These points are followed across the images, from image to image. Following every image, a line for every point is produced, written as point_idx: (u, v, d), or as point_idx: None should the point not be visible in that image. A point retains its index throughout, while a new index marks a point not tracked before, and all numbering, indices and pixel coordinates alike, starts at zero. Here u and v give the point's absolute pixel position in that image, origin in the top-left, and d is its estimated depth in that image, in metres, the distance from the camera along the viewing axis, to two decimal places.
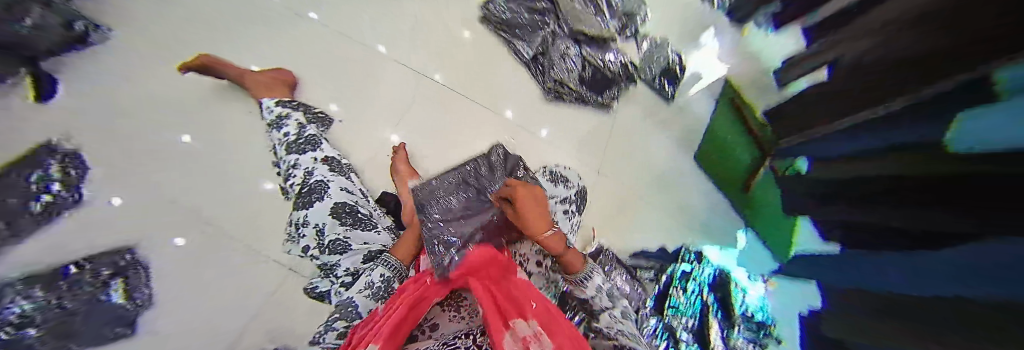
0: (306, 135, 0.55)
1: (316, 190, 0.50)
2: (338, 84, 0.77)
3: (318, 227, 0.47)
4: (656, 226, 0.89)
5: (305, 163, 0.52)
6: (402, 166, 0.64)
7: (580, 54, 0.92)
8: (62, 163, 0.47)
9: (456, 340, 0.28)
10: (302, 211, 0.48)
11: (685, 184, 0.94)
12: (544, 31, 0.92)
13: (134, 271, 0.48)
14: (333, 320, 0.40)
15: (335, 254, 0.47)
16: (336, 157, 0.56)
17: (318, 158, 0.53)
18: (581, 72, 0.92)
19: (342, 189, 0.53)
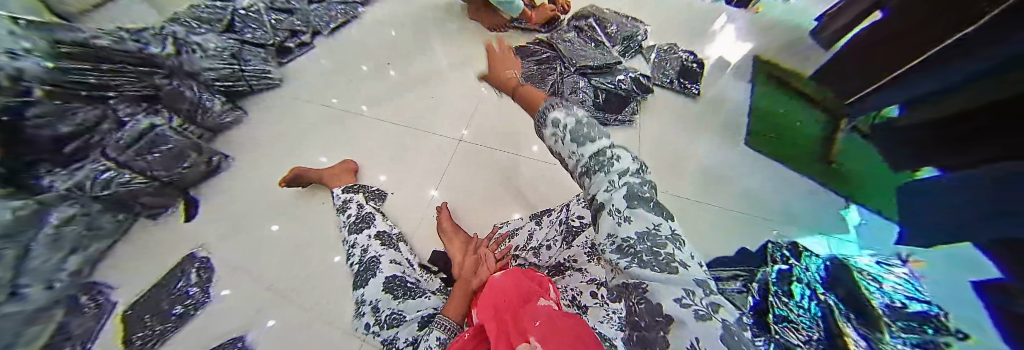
0: (361, 215, 0.65)
1: (370, 266, 0.57)
2: (383, 161, 0.90)
3: (372, 304, 0.51)
4: (726, 230, 0.78)
5: (362, 241, 0.62)
6: None
7: (589, 84, 0.96)
8: (199, 270, 0.74)
9: None
10: (360, 290, 0.54)
11: (742, 174, 0.84)
12: (551, 76, 0.98)
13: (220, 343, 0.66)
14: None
15: (393, 328, 0.47)
16: (387, 231, 0.64)
17: (371, 235, 0.61)
18: (589, 100, 0.94)
19: (391, 262, 0.58)
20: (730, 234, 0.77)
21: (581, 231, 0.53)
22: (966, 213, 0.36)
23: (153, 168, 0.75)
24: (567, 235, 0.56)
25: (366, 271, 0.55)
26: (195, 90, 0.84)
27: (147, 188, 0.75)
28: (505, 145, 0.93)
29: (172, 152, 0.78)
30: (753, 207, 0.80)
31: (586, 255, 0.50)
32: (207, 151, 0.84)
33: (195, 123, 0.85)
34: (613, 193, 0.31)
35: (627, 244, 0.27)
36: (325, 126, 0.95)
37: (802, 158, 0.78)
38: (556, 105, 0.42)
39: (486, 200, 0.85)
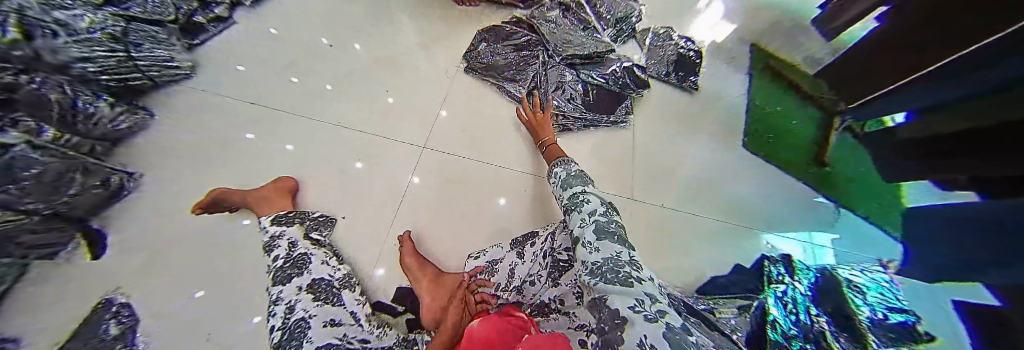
0: (293, 256, 0.53)
1: (297, 335, 0.41)
2: (350, 145, 0.72)
3: None
4: (716, 245, 0.71)
5: (287, 294, 0.47)
6: (411, 257, 0.58)
7: (576, 77, 0.85)
8: (117, 319, 0.47)
9: None
10: None
11: (736, 182, 0.76)
12: (532, 66, 0.85)
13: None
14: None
15: None
16: (326, 277, 0.51)
17: (301, 287, 0.47)
18: (575, 97, 0.83)
19: (329, 322, 0.44)
20: (719, 251, 0.70)
21: (569, 267, 0.44)
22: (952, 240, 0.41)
23: (24, 200, 0.42)
24: (552, 269, 0.47)
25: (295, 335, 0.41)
26: (61, 89, 0.51)
27: (29, 226, 0.43)
28: (484, 146, 0.78)
29: (52, 176, 0.46)
30: (742, 216, 0.74)
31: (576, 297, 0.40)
32: (97, 171, 0.53)
33: (74, 132, 0.52)
34: (586, 228, 0.38)
35: (597, 267, 0.32)
36: (275, 101, 0.73)
37: (800, 162, 0.74)
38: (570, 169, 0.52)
39: (455, 214, 0.70)
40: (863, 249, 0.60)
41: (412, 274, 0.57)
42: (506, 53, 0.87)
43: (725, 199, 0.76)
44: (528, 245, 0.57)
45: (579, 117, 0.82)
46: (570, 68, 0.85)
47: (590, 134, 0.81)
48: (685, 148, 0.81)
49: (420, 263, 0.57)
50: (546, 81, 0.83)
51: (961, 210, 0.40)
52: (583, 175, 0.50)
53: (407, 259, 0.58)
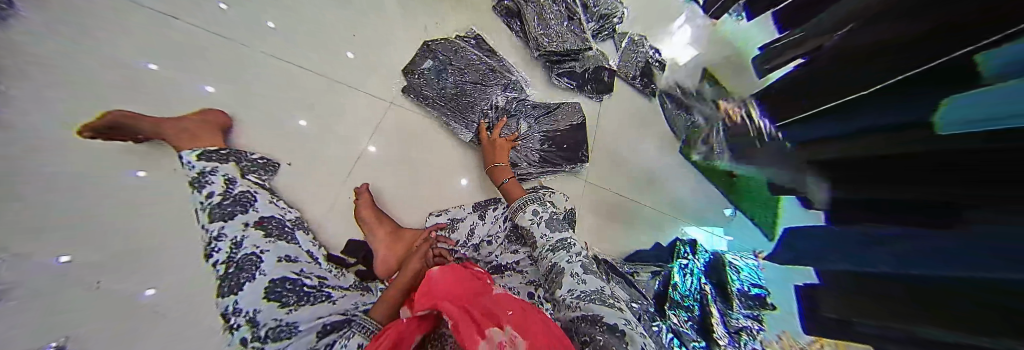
0: (235, 194, 0.42)
1: (247, 268, 0.37)
2: (297, 100, 0.65)
3: (246, 316, 0.33)
4: (648, 228, 0.85)
5: (231, 232, 0.38)
6: (368, 209, 0.58)
7: (535, 110, 0.79)
8: None
9: None
10: (232, 298, 0.34)
11: (676, 181, 0.88)
12: (491, 81, 0.76)
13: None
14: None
15: (277, 344, 0.32)
16: (277, 217, 0.45)
17: (248, 223, 0.40)
18: (538, 131, 0.77)
19: (283, 259, 0.41)
20: (647, 232, 0.84)
21: (524, 232, 0.51)
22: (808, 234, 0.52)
23: None
24: (510, 234, 0.54)
25: (240, 270, 0.36)
26: None
27: None
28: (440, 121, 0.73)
29: None
30: (673, 207, 0.87)
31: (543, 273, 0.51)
32: None
33: None
34: (572, 263, 0.43)
35: (585, 295, 0.37)
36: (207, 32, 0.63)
37: None
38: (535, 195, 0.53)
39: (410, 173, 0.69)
40: None
41: (366, 221, 0.57)
42: (457, 53, 0.76)
43: (663, 194, 0.88)
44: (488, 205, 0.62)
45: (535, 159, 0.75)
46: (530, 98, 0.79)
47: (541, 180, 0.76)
48: (637, 145, 0.91)
49: (376, 218, 0.57)
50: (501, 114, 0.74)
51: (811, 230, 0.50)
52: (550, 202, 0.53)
53: (362, 212, 0.57)
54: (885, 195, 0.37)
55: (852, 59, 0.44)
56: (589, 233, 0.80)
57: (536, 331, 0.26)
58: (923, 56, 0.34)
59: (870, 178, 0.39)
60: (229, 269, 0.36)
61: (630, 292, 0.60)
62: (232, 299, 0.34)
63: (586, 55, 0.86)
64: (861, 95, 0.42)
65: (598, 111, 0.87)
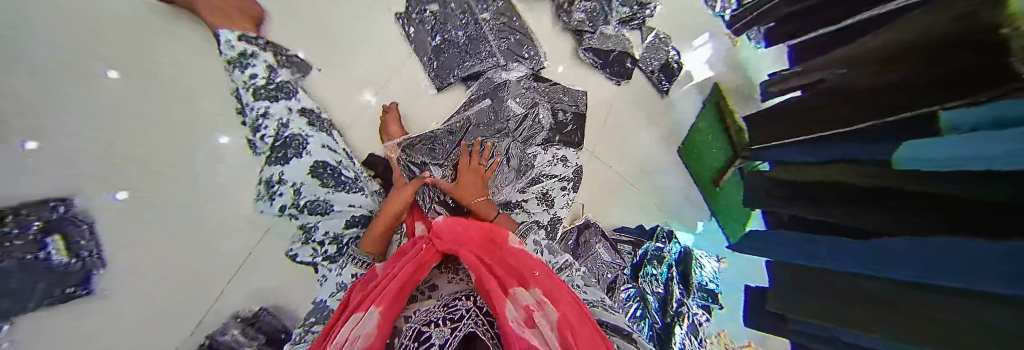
0: (278, 81, 0.51)
1: (292, 145, 0.47)
2: (314, 21, 0.68)
3: (293, 186, 0.46)
4: (636, 207, 0.94)
5: (278, 112, 0.48)
6: (394, 129, 0.63)
7: (530, 79, 0.73)
8: None
9: (456, 301, 0.40)
10: (279, 168, 0.47)
11: (668, 174, 0.93)
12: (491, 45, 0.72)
13: (75, 227, 0.47)
14: (312, 324, 0.42)
15: (315, 215, 0.47)
16: (315, 110, 0.53)
17: (293, 109, 0.50)
18: (514, 99, 0.71)
19: (321, 146, 0.49)
20: (633, 212, 0.94)
21: (542, 180, 0.62)
22: (771, 241, 0.64)
23: None
24: (527, 180, 0.62)
25: (285, 148, 0.47)
26: None
27: None
28: (447, 70, 0.72)
29: None
30: (659, 195, 0.94)
31: (548, 217, 0.62)
32: None
33: None
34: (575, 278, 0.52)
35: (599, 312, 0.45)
36: None
37: (701, 170, 0.88)
38: (558, 159, 0.64)
39: (429, 103, 0.73)
40: (707, 241, 0.83)
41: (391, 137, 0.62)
42: (461, 9, 0.72)
43: (656, 181, 0.94)
44: (506, 146, 0.66)
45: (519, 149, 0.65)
46: (538, 78, 0.74)
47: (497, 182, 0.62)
48: (648, 131, 0.94)
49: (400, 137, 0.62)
50: (500, 89, 0.71)
51: (786, 232, 0.60)
52: (565, 159, 0.65)
53: (390, 128, 0.63)
54: (846, 212, 0.47)
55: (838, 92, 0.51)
56: (589, 195, 0.89)
57: (562, 302, 0.36)
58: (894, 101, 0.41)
59: (846, 198, 0.47)
60: (276, 145, 0.47)
61: (611, 254, 0.74)
62: (278, 170, 0.46)
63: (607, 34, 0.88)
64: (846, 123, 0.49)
65: (620, 90, 0.92)
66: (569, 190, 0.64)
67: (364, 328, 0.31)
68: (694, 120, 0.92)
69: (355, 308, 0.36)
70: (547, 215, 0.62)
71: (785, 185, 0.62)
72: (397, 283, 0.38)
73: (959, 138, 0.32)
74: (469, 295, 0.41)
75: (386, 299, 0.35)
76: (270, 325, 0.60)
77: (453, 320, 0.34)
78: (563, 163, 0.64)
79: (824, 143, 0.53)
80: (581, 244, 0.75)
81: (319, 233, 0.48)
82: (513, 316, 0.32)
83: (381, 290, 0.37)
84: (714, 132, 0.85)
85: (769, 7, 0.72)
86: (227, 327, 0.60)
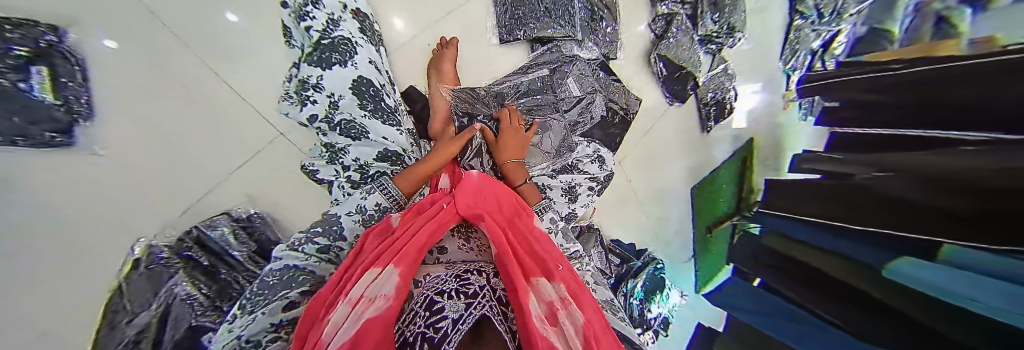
0: None
1: (340, 50, 0.43)
2: None
3: (331, 96, 0.42)
4: (635, 225, 1.08)
5: (331, 6, 0.44)
6: (449, 67, 0.63)
7: (591, 67, 0.71)
8: None
9: (467, 275, 0.35)
10: (318, 71, 0.42)
11: (671, 205, 1.00)
12: (562, 18, 0.70)
13: (60, 64, 0.39)
14: (312, 235, 0.39)
15: (345, 137, 0.43)
16: (366, 18, 0.50)
17: (348, 9, 0.46)
18: (574, 84, 0.67)
19: (366, 60, 0.46)
20: (630, 229, 1.09)
21: (572, 171, 0.60)
22: (738, 300, 0.72)
23: None
24: (556, 167, 0.60)
25: (330, 51, 0.42)
26: None
27: None
28: (518, 25, 0.71)
29: None
30: (660, 221, 1.03)
31: (567, 211, 0.59)
32: None
33: None
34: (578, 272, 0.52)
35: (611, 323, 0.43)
36: None
37: (704, 212, 0.91)
38: (596, 159, 0.62)
39: (488, 54, 0.73)
40: (679, 277, 0.93)
41: (442, 75, 0.63)
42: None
43: (660, 206, 1.03)
44: (551, 124, 0.62)
45: (559, 130, 0.62)
46: (603, 69, 0.73)
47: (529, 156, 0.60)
48: (670, 163, 1.03)
49: (450, 79, 0.63)
50: (566, 64, 0.68)
51: (760, 298, 0.66)
52: (602, 159, 0.62)
53: (446, 65, 0.63)
54: (819, 302, 0.53)
55: (848, 189, 0.54)
56: (603, 202, 1.08)
57: (584, 309, 0.32)
58: (887, 219, 0.46)
59: (822, 290, 0.53)
60: (322, 45, 0.42)
61: (603, 263, 0.80)
62: (319, 73, 0.42)
63: None
64: (846, 221, 0.53)
65: (654, 123, 1.08)
66: (594, 191, 0.62)
67: (381, 288, 0.28)
68: (719, 164, 0.92)
69: (368, 263, 0.32)
70: (566, 209, 0.59)
71: (771, 257, 0.67)
72: (414, 241, 0.34)
73: (937, 266, 0.38)
74: (479, 271, 0.36)
75: (404, 260, 0.31)
76: (262, 232, 0.61)
77: (468, 295, 0.28)
78: (599, 163, 0.62)
79: (820, 225, 0.58)
80: (580, 242, 0.80)
81: (348, 157, 0.44)
82: (536, 310, 0.28)
83: (397, 244, 0.34)
84: (727, 180, 0.86)
85: (825, 82, 0.68)
86: (218, 221, 0.57)
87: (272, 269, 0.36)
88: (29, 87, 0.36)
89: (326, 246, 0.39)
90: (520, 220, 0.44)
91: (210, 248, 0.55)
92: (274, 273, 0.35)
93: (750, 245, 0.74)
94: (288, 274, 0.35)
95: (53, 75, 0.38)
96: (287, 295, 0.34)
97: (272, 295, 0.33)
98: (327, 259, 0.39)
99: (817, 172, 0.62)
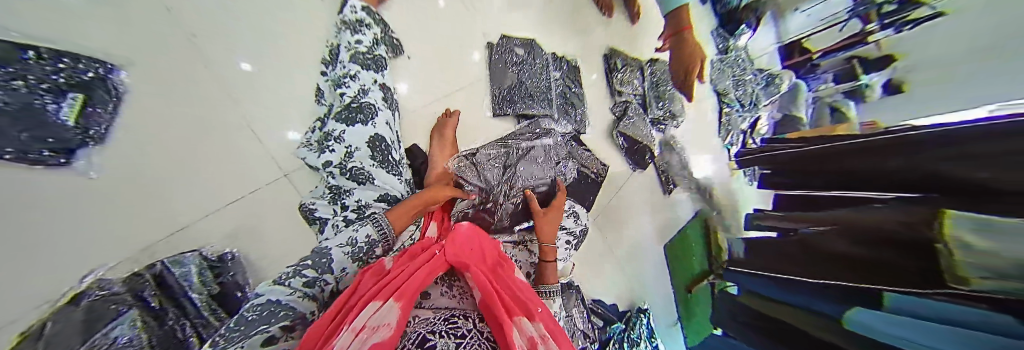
0: (375, 55, 0.63)
1: (365, 112, 0.55)
2: (418, 32, 0.85)
3: (350, 148, 0.51)
4: (615, 286, 1.02)
5: (365, 81, 0.58)
6: (450, 131, 0.74)
7: (566, 138, 0.86)
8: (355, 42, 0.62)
9: (454, 319, 0.38)
10: (342, 127, 0.53)
11: (649, 263, 1.03)
12: (542, 101, 0.89)
13: (100, 94, 0.47)
14: (302, 267, 0.42)
15: (351, 181, 0.51)
16: (389, 88, 0.63)
17: (377, 82, 0.60)
18: (553, 150, 0.79)
19: (385, 122, 0.58)
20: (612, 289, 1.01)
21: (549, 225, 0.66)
22: None
23: None
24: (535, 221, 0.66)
25: (357, 112, 0.54)
26: None
27: None
28: (507, 105, 0.88)
29: None
30: (640, 283, 1.02)
31: (545, 264, 0.65)
32: None
33: None
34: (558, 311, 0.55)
35: None
36: None
37: (681, 274, 0.97)
38: (570, 214, 0.69)
39: (482, 124, 0.87)
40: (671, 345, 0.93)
41: (444, 138, 0.74)
42: (540, 66, 0.95)
43: (638, 266, 1.04)
44: (531, 183, 0.72)
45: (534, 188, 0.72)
46: (575, 140, 0.89)
47: (509, 211, 0.69)
48: (642, 220, 1.08)
49: (451, 141, 0.74)
50: (544, 134, 0.83)
51: None
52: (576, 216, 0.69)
53: (447, 129, 0.74)
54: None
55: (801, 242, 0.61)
56: (580, 258, 1.03)
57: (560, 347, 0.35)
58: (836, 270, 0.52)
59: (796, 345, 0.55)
60: (351, 107, 0.54)
61: (586, 324, 0.78)
62: (342, 128, 0.52)
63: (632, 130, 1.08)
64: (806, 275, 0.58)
65: (624, 183, 1.12)
66: (571, 245, 0.68)
67: (383, 319, 0.31)
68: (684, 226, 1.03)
69: (367, 297, 0.35)
70: (543, 261, 0.65)
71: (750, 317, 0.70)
72: (412, 281, 0.38)
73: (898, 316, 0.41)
74: (466, 316, 0.39)
75: (404, 295, 0.35)
76: (231, 277, 0.54)
77: (457, 336, 0.32)
78: (573, 217, 0.69)
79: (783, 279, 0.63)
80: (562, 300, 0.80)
81: (351, 198, 0.51)
82: (517, 342, 0.31)
83: (393, 282, 0.38)
84: (698, 244, 0.95)
85: (766, 154, 0.82)
86: (185, 257, 0.51)
87: (253, 304, 0.36)
88: (58, 109, 0.43)
89: (312, 279, 0.41)
90: (495, 269, 0.48)
91: (168, 287, 0.46)
92: (254, 308, 0.35)
93: (728, 307, 0.77)
94: (269, 309, 0.35)
95: (84, 101, 0.46)
96: (267, 330, 0.32)
97: (249, 331, 0.31)
98: (310, 294, 0.40)
99: (774, 231, 0.72)
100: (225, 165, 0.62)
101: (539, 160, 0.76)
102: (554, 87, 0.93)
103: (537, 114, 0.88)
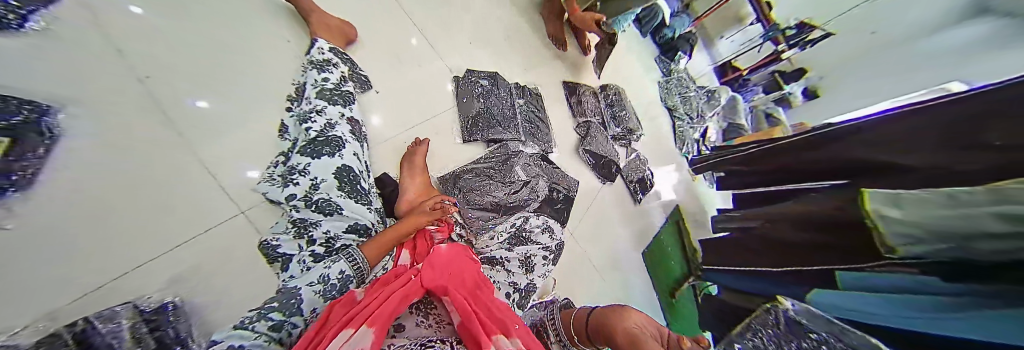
0: (342, 90, 0.66)
1: (331, 144, 0.55)
2: (386, 68, 0.88)
3: (316, 179, 0.51)
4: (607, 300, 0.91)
5: (331, 115, 0.60)
6: (420, 159, 0.75)
7: (536, 157, 0.91)
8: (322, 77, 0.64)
9: (430, 344, 0.36)
10: (307, 159, 0.52)
11: (632, 270, 1.00)
12: (510, 126, 0.95)
13: (32, 138, 0.40)
14: (266, 310, 0.36)
15: (316, 212, 0.49)
16: (357, 122, 0.65)
17: (343, 116, 0.62)
18: (524, 170, 0.83)
19: (352, 154, 0.58)
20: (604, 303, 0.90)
21: (525, 243, 0.67)
22: None
23: None
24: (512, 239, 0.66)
25: (323, 145, 0.54)
26: None
27: None
28: (476, 131, 0.92)
29: None
30: (629, 293, 0.96)
31: (525, 282, 0.63)
32: None
33: None
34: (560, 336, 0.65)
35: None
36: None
37: (661, 278, 1.02)
38: (546, 229, 0.71)
39: (453, 150, 0.89)
40: None
41: (414, 165, 0.74)
42: (504, 95, 1.01)
43: (625, 274, 0.98)
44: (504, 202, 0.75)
45: (508, 207, 0.75)
46: (544, 160, 0.93)
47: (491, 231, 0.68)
48: (621, 227, 1.06)
49: (421, 168, 0.74)
50: (513, 156, 0.87)
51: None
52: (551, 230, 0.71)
53: (417, 156, 0.75)
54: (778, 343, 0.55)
55: None
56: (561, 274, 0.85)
57: None
58: None
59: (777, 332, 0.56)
60: (317, 140, 0.54)
61: None
62: (307, 160, 0.52)
63: (597, 145, 1.14)
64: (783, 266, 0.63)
65: (599, 190, 1.09)
66: (548, 260, 0.68)
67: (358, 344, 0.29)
68: (658, 231, 1.10)
69: (341, 325, 0.32)
70: (525, 280, 0.63)
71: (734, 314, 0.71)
72: (387, 306, 0.37)
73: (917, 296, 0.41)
74: (442, 341, 0.38)
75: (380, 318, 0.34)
76: (165, 330, 0.40)
77: None
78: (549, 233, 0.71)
79: None
80: None
81: (318, 230, 0.48)
82: None
83: (367, 308, 0.36)
84: (676, 248, 1.08)
85: None
86: (116, 312, 0.38)
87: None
88: None
89: (280, 322, 0.36)
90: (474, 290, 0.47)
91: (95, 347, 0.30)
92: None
93: None
94: None
95: None
96: None
97: None
98: (276, 338, 0.35)
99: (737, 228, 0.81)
100: (167, 202, 0.51)
101: (511, 180, 0.79)
102: (520, 113, 0.99)
103: (507, 139, 0.92)
